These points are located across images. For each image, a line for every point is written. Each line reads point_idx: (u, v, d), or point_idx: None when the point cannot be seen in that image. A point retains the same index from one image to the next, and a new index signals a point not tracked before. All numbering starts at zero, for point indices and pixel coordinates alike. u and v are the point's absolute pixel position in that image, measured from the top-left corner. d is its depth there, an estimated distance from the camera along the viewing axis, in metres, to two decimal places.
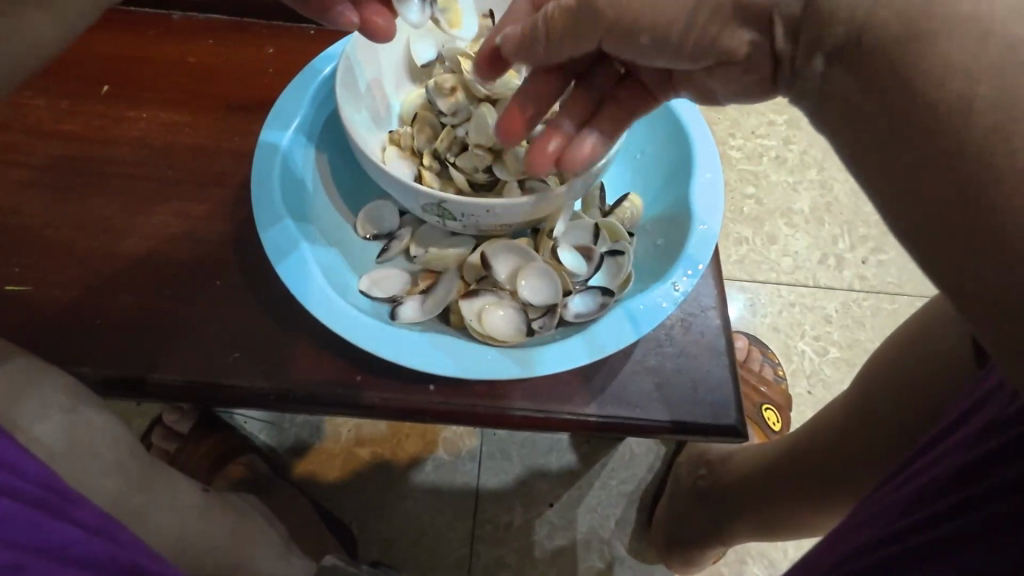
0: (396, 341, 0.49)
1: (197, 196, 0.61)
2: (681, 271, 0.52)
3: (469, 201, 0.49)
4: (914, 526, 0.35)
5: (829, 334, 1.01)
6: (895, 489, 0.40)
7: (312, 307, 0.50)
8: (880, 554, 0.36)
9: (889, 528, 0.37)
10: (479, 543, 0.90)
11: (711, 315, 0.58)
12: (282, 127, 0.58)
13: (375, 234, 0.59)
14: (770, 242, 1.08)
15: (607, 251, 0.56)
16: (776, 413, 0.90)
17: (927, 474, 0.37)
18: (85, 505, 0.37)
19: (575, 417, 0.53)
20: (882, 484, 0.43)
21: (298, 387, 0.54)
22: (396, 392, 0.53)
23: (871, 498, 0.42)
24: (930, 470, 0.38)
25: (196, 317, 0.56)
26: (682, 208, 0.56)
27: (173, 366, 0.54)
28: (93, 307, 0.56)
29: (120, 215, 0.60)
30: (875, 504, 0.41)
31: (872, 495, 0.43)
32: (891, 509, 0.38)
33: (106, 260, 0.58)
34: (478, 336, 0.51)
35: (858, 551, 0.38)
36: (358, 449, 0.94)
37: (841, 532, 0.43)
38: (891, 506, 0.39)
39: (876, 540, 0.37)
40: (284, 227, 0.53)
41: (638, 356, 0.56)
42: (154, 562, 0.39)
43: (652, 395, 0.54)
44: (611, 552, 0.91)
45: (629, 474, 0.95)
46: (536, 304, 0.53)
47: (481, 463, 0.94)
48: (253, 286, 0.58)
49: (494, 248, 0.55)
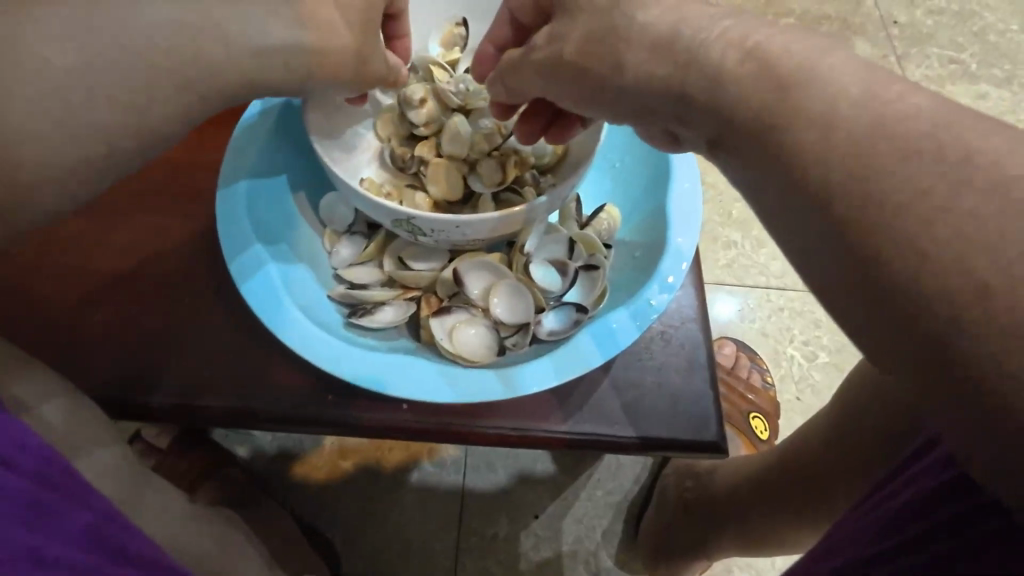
0: (362, 363, 0.47)
1: (167, 210, 0.60)
2: (657, 283, 0.50)
3: (435, 217, 0.47)
4: (880, 555, 0.34)
5: (819, 339, 1.00)
6: (865, 513, 0.39)
7: (277, 326, 0.48)
8: None
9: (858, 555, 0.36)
10: (464, 555, 0.89)
11: (692, 327, 0.57)
12: (252, 138, 0.56)
13: (331, 242, 0.58)
14: (759, 245, 1.06)
15: (583, 265, 0.54)
16: (763, 421, 0.88)
17: (896, 499, 0.36)
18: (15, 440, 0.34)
19: (550, 434, 0.52)
20: (855, 507, 0.42)
21: (270, 406, 0.52)
22: (371, 412, 0.52)
23: (848, 518, 0.41)
24: (897, 495, 0.37)
25: (164, 336, 0.55)
26: (659, 220, 0.54)
27: (139, 388, 0.53)
28: (63, 326, 0.55)
29: (89, 231, 0.59)
30: (845, 526, 0.40)
31: (847, 514, 0.42)
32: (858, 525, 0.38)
33: (74, 277, 0.57)
34: (449, 356, 0.49)
35: None
36: (343, 461, 0.93)
37: (819, 549, 0.42)
38: (861, 530, 0.38)
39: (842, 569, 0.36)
40: (249, 242, 0.51)
41: (616, 371, 0.54)
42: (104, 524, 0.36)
43: (629, 411, 0.53)
44: (598, 562, 0.90)
45: (615, 484, 0.94)
46: (507, 321, 0.51)
47: (467, 474, 0.93)
48: (225, 302, 0.56)
49: (462, 265, 0.53)
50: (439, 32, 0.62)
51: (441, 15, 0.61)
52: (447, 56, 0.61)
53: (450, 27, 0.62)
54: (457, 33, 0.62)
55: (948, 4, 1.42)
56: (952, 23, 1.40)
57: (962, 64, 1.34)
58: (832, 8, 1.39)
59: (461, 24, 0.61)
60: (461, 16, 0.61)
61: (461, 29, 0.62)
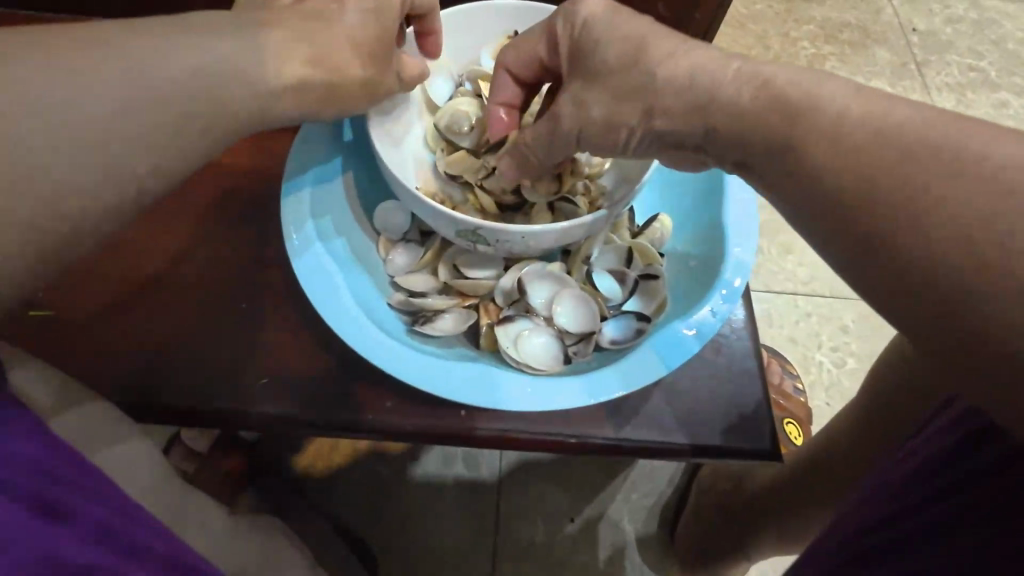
0: (433, 371, 0.48)
1: (220, 218, 0.61)
2: (717, 294, 0.51)
3: (503, 228, 0.48)
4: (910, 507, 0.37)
5: (848, 345, 1.00)
6: (890, 470, 0.42)
7: (346, 334, 0.48)
8: (885, 532, 0.38)
9: (888, 507, 0.39)
10: (500, 558, 0.90)
11: (742, 335, 0.58)
12: (312, 146, 0.57)
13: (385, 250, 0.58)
14: (786, 251, 1.07)
15: (641, 274, 0.55)
16: (797, 427, 0.88)
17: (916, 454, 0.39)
18: (31, 439, 0.33)
19: (609, 442, 0.53)
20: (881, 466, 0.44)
21: (330, 412, 0.53)
22: (431, 418, 0.53)
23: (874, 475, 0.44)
24: (915, 452, 0.40)
25: (222, 343, 0.55)
26: (716, 230, 0.55)
27: (200, 394, 0.53)
28: (122, 333, 0.55)
29: (146, 239, 0.59)
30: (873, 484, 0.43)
31: (874, 474, 0.44)
32: (887, 492, 0.40)
33: (132, 283, 0.57)
34: (514, 364, 0.49)
35: (861, 530, 0.40)
36: (377, 465, 0.94)
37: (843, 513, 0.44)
38: (886, 486, 0.40)
39: (876, 523, 0.39)
40: (314, 250, 0.52)
41: (671, 378, 0.55)
42: (118, 518, 0.36)
43: (686, 418, 0.54)
44: (632, 566, 0.90)
45: (651, 487, 0.94)
46: (570, 330, 0.52)
47: (501, 478, 0.94)
48: (281, 310, 0.57)
49: (527, 273, 0.53)
50: (492, 47, 0.62)
51: (493, 29, 0.61)
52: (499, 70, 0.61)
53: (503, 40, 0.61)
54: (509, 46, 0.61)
55: (966, 12, 1.44)
56: (971, 31, 1.41)
57: (982, 72, 1.35)
58: (851, 16, 1.41)
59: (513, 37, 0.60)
60: (513, 29, 0.60)
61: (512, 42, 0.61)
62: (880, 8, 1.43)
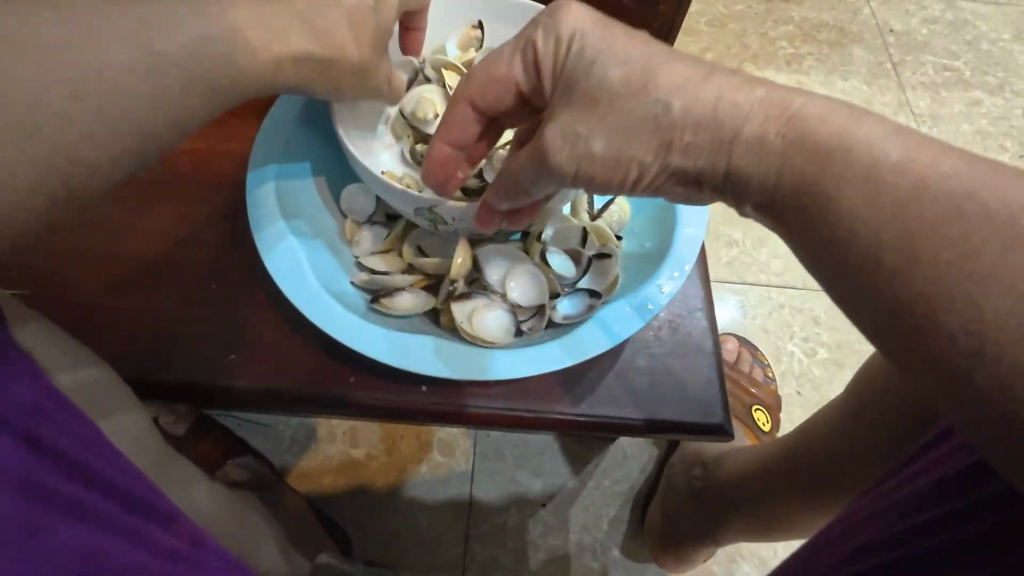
0: (392, 343, 0.50)
1: (193, 200, 0.62)
2: (667, 273, 0.53)
3: (459, 206, 0.50)
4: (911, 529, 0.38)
5: (819, 336, 1.02)
6: (894, 492, 0.42)
7: (309, 308, 0.50)
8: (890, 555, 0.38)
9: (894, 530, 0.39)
10: (475, 543, 0.91)
11: (699, 316, 0.59)
12: (279, 132, 0.59)
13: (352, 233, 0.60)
14: (760, 244, 1.09)
15: (595, 254, 0.56)
16: (766, 414, 0.91)
17: (919, 480, 0.40)
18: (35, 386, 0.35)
19: (566, 417, 0.54)
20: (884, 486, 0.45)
21: (295, 387, 0.55)
22: (393, 392, 0.54)
23: (878, 495, 0.44)
24: (916, 478, 0.40)
25: (192, 320, 0.57)
26: (668, 212, 0.57)
27: (169, 370, 0.55)
28: (93, 311, 0.57)
29: (119, 220, 0.61)
30: (877, 504, 0.43)
31: (878, 494, 0.44)
32: (895, 512, 0.40)
33: (105, 263, 0.59)
34: (469, 338, 0.51)
35: (865, 551, 0.41)
36: (354, 452, 0.95)
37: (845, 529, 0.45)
38: (893, 506, 0.41)
39: (883, 543, 0.40)
40: (279, 229, 0.54)
41: (629, 356, 0.57)
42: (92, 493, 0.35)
43: (642, 394, 0.56)
44: (605, 551, 0.92)
45: (623, 474, 0.96)
46: (523, 305, 0.54)
47: (477, 465, 0.95)
48: (250, 289, 0.59)
49: (482, 252, 0.56)
50: (457, 36, 0.64)
51: (458, 18, 0.64)
52: (462, 57, 0.63)
53: (468, 30, 0.63)
54: (474, 35, 0.63)
55: (941, 13, 1.46)
56: (946, 32, 1.44)
57: (956, 72, 1.38)
58: (829, 16, 1.44)
59: (477, 27, 0.63)
60: (477, 19, 0.63)
61: (477, 32, 0.63)
62: (857, 8, 1.46)
